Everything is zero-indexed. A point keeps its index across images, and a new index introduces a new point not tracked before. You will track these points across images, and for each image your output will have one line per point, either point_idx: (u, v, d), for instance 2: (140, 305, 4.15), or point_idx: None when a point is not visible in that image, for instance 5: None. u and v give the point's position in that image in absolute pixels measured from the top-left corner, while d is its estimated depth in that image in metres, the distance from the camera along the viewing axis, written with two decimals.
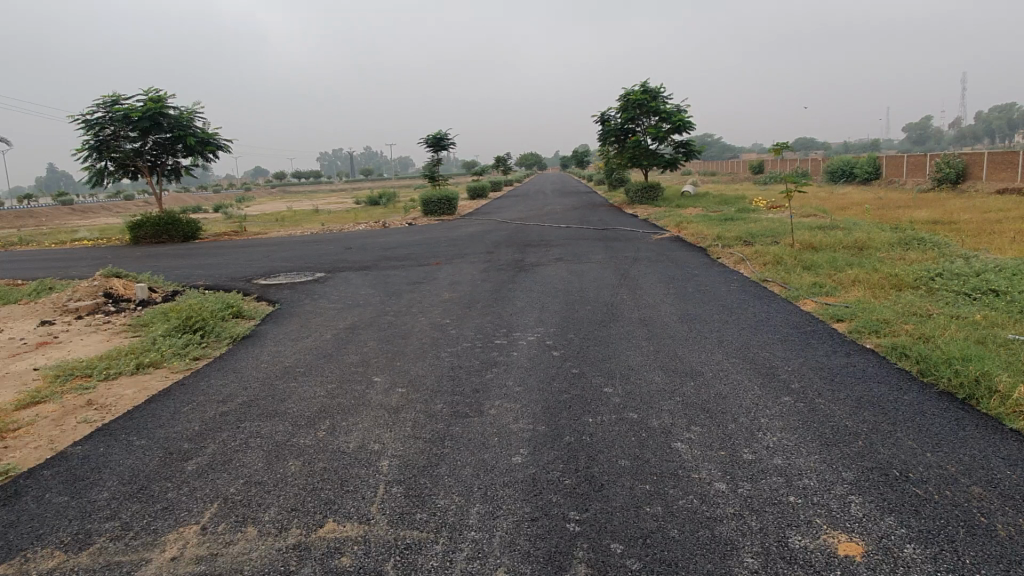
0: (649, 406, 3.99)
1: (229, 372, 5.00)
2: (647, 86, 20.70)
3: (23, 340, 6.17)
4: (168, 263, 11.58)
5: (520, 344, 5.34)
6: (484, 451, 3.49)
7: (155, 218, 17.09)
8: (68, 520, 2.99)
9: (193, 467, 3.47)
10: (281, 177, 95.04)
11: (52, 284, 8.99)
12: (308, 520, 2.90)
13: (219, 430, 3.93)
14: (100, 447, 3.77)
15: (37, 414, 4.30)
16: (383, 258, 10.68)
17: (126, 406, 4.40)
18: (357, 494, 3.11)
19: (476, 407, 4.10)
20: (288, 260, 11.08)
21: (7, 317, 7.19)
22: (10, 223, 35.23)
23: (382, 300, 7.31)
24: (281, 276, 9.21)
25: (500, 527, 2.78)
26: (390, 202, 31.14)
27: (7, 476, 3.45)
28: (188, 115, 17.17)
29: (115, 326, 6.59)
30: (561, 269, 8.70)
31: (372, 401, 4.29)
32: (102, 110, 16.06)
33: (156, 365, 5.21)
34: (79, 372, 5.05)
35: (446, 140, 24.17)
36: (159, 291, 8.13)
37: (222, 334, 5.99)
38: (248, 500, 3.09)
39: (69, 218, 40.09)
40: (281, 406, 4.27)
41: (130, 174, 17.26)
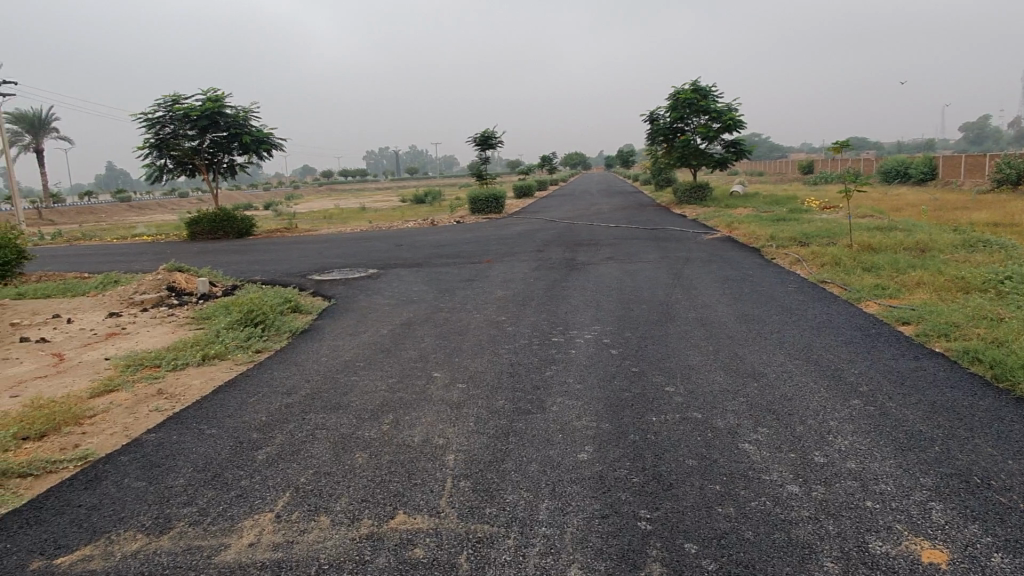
0: (714, 405, 3.94)
1: (291, 365, 5.10)
2: (698, 84, 20.45)
3: (93, 331, 6.39)
4: (225, 259, 11.84)
5: (577, 342, 5.32)
6: (550, 447, 3.49)
7: (211, 214, 17.51)
8: (148, 504, 3.08)
9: (264, 456, 3.54)
10: (327, 176, 96.12)
11: (117, 278, 9.28)
12: (379, 511, 2.93)
13: (286, 421, 4.01)
14: (173, 435, 3.88)
15: (112, 402, 4.44)
16: (434, 255, 10.77)
17: (196, 396, 4.52)
18: (426, 488, 3.13)
19: (538, 404, 4.10)
20: (340, 257, 11.24)
21: (77, 308, 7.44)
22: (73, 219, 36.57)
23: (436, 298, 7.34)
24: (335, 273, 9.36)
25: (571, 524, 2.77)
26: (435, 200, 31.42)
27: (87, 461, 3.57)
28: (244, 115, 17.49)
29: (178, 318, 6.77)
30: (613, 268, 8.63)
31: (434, 396, 4.33)
32: (163, 110, 16.57)
33: (220, 356, 5.34)
34: (148, 362, 5.19)
35: (492, 139, 24.26)
36: (218, 285, 8.31)
37: (282, 328, 6.10)
38: (320, 490, 3.14)
39: (126, 214, 41.33)
40: (344, 400, 4.33)
41: (188, 172, 17.76)
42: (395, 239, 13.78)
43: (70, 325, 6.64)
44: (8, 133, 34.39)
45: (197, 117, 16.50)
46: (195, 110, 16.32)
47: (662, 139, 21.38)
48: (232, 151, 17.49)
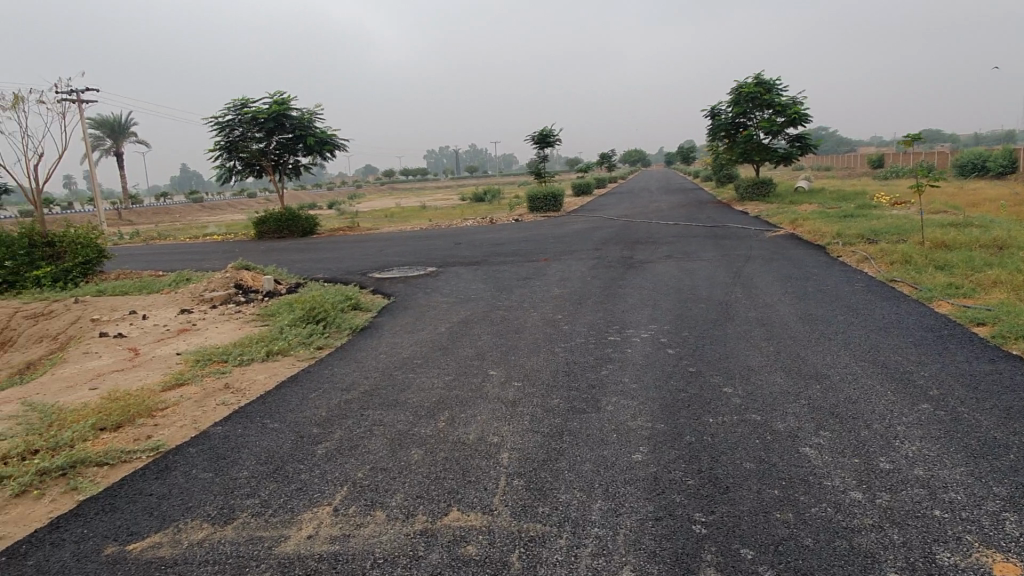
0: (774, 408, 3.85)
1: (351, 362, 5.22)
2: (761, 77, 19.96)
3: (166, 327, 6.67)
4: (290, 257, 12.20)
5: (634, 341, 5.27)
6: (604, 447, 3.47)
7: (278, 214, 18.04)
8: (213, 495, 3.19)
9: (323, 450, 3.64)
10: (389, 175, 97.72)
11: (189, 276, 9.65)
12: (433, 507, 2.97)
13: (344, 417, 4.10)
14: (238, 428, 4.02)
15: (182, 395, 4.63)
16: (492, 253, 10.82)
17: (260, 390, 4.67)
18: (479, 485, 3.15)
19: (592, 403, 4.08)
20: (400, 255, 11.41)
21: (151, 305, 7.78)
22: (150, 219, 38.18)
23: (494, 296, 7.39)
24: (395, 271, 9.52)
25: (624, 525, 2.75)
26: (495, 198, 31.56)
27: (158, 452, 3.74)
28: (309, 117, 17.93)
29: (245, 315, 7.00)
30: (672, 266, 8.51)
31: (489, 394, 4.35)
32: (232, 113, 17.16)
33: (284, 352, 5.50)
34: (216, 357, 5.39)
35: (551, 137, 24.22)
36: (283, 283, 8.55)
37: (343, 325, 6.24)
38: (376, 485, 3.20)
39: (198, 214, 42.92)
40: (401, 397, 4.40)
41: (256, 173, 18.33)
42: (454, 237, 13.92)
43: (145, 321, 6.95)
44: (92, 138, 36.14)
45: (265, 119, 17.02)
46: (262, 113, 16.84)
47: (723, 135, 20.96)
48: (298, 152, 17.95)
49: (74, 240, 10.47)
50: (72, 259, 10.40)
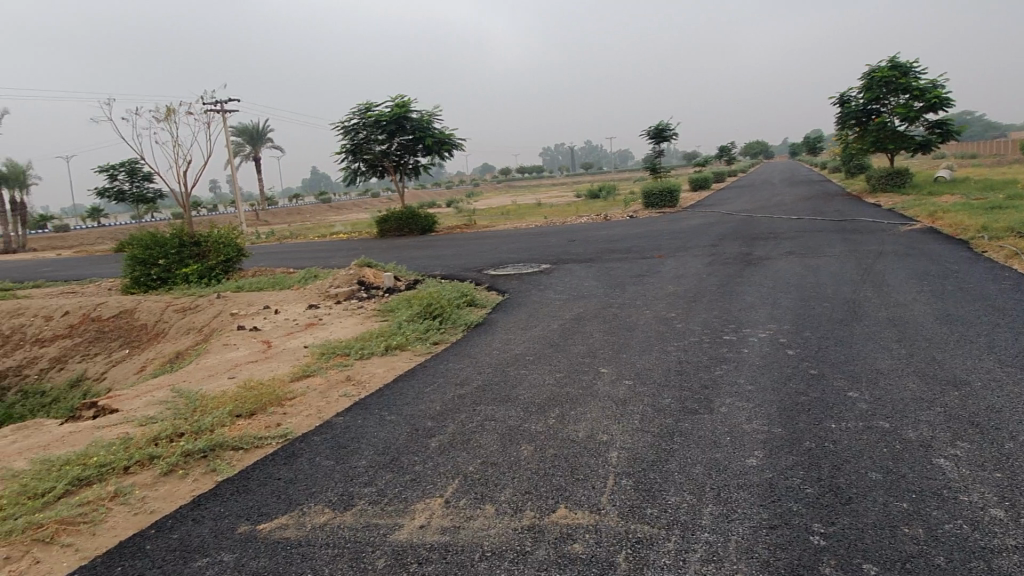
0: (904, 415, 3.60)
1: (465, 357, 5.35)
2: (896, 60, 18.66)
3: (296, 321, 7.09)
4: (409, 254, 12.63)
5: (751, 341, 5.09)
6: (717, 450, 3.37)
7: (400, 213, 18.71)
8: (335, 481, 3.37)
9: (437, 443, 3.75)
10: (506, 173, 99.06)
11: (317, 273, 10.20)
12: (541, 504, 3.00)
13: (458, 411, 4.21)
14: (358, 419, 4.22)
15: (309, 386, 4.92)
16: (606, 250, 10.74)
17: (379, 383, 4.88)
18: (587, 484, 3.15)
19: (706, 404, 3.97)
20: (514, 252, 11.54)
21: (283, 300, 8.30)
22: (284, 220, 40.67)
23: (607, 293, 7.34)
24: (509, 268, 9.65)
25: (736, 531, 2.67)
26: (610, 194, 31.27)
27: (286, 439, 3.99)
28: (429, 118, 18.45)
29: (367, 310, 7.33)
30: (795, 263, 8.12)
31: (599, 392, 4.33)
32: (357, 117, 17.99)
33: (402, 347, 5.72)
34: (339, 350, 5.68)
35: (668, 130, 23.69)
36: (402, 279, 8.87)
37: (458, 320, 6.40)
38: (486, 479, 3.27)
39: (327, 214, 45.25)
40: (512, 392, 4.47)
41: (378, 174, 19.11)
42: (568, 235, 13.92)
43: (277, 315, 7.42)
44: (234, 146, 38.90)
45: (387, 122, 17.71)
46: (385, 116, 17.55)
47: (854, 124, 19.75)
48: (418, 153, 18.54)
49: (217, 239, 11.31)
50: (215, 257, 11.24)
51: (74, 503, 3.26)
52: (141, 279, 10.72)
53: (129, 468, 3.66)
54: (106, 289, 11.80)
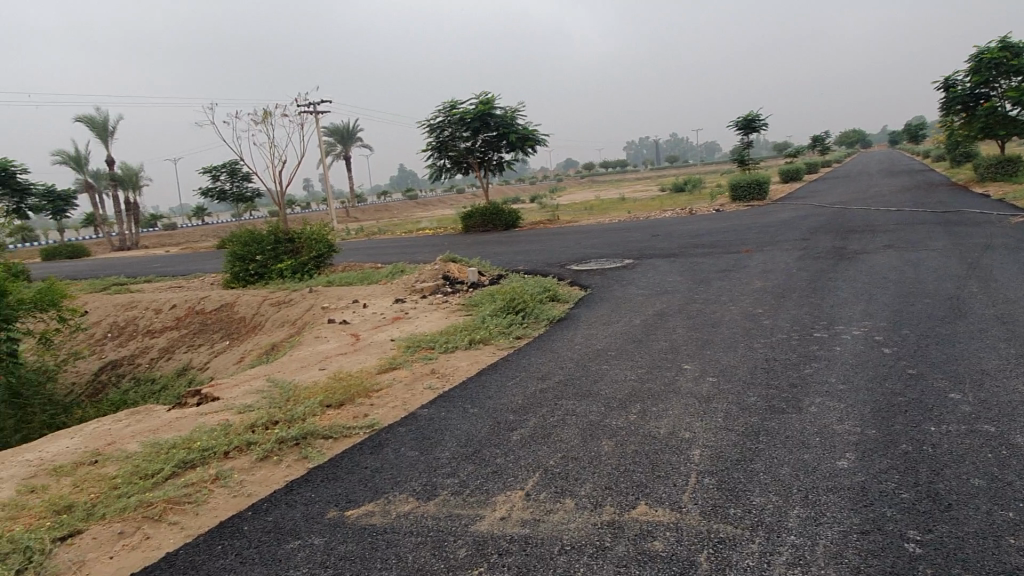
0: (1012, 419, 3.37)
1: (547, 352, 5.37)
2: (1008, 39, 17.42)
3: (383, 314, 7.30)
4: (492, 250, 12.76)
5: (843, 338, 4.89)
6: (805, 451, 3.26)
7: (484, 208, 18.92)
8: (419, 472, 3.47)
9: (518, 437, 3.80)
10: (591, 168, 98.43)
11: (404, 268, 10.46)
12: (621, 500, 2.99)
13: (539, 405, 4.24)
14: (442, 411, 4.31)
15: (395, 378, 5.06)
16: (691, 244, 10.53)
17: (463, 376, 4.97)
18: (669, 481, 3.12)
19: (794, 403, 3.85)
20: (597, 247, 11.48)
21: (371, 294, 8.56)
22: (373, 216, 41.88)
23: (691, 288, 7.20)
24: (592, 263, 9.60)
25: (825, 536, 2.58)
26: (696, 187, 30.59)
27: (373, 429, 4.12)
28: (513, 114, 18.43)
29: (452, 305, 7.47)
30: (892, 257, 7.74)
31: (682, 389, 4.27)
32: (442, 115, 18.32)
33: (485, 341, 5.80)
34: (425, 343, 5.82)
35: (757, 121, 22.94)
36: (486, 274, 8.98)
37: (540, 315, 6.43)
38: (567, 474, 3.28)
39: (414, 211, 46.25)
40: (593, 388, 4.46)
41: (463, 170, 19.38)
42: (653, 229, 13.72)
43: (366, 309, 7.65)
44: (326, 146, 40.33)
45: (471, 119, 17.93)
46: (469, 113, 17.80)
47: (961, 110, 18.58)
48: (501, 149, 18.68)
49: (310, 235, 11.75)
50: (308, 252, 11.68)
51: (179, 484, 3.48)
52: (241, 274, 11.29)
53: (228, 453, 3.88)
54: (209, 283, 12.48)
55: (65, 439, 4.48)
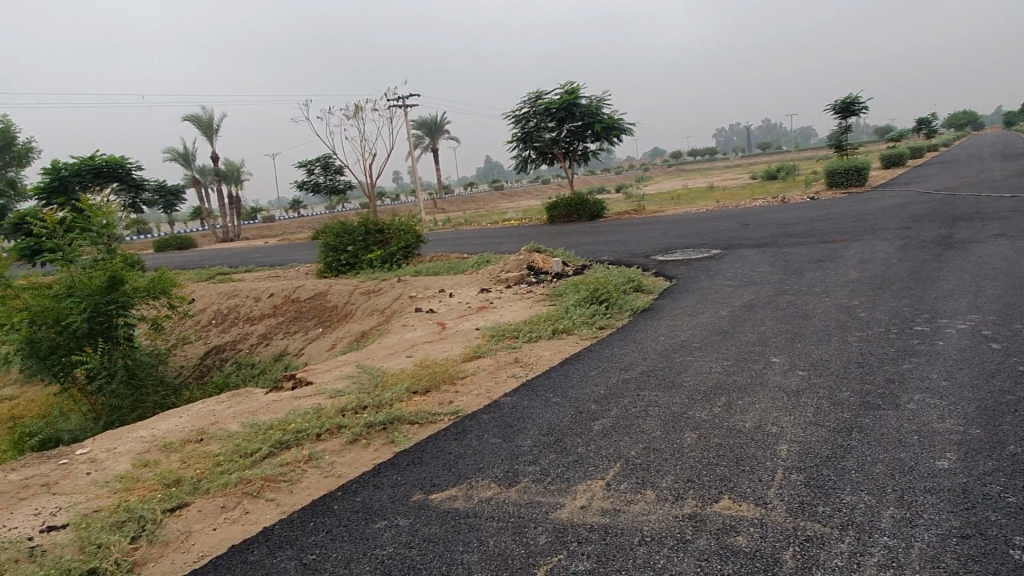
0: None
1: (630, 343, 5.33)
2: None
3: (468, 304, 7.42)
4: (577, 240, 12.72)
5: (946, 332, 4.63)
6: (901, 450, 3.12)
7: (569, 199, 18.87)
8: (501, 459, 3.52)
9: (600, 426, 3.79)
10: (679, 156, 96.35)
11: (489, 258, 10.57)
12: (703, 493, 2.94)
13: (621, 396, 4.22)
14: (524, 399, 4.36)
15: (479, 366, 5.15)
16: (782, 234, 10.17)
17: (546, 366, 5.00)
18: (754, 476, 3.05)
19: (891, 399, 3.68)
20: (683, 237, 11.25)
21: (456, 284, 8.71)
22: (459, 208, 42.46)
23: (781, 279, 6.96)
24: (678, 253, 9.43)
25: (920, 538, 2.46)
26: (789, 174, 29.45)
27: (457, 415, 4.21)
28: (599, 103, 18.30)
29: (536, 295, 7.50)
30: (1004, 246, 7.24)
31: (770, 382, 4.15)
32: (528, 106, 18.41)
33: (568, 331, 5.80)
34: (509, 333, 5.88)
35: (857, 104, 21.86)
36: (570, 265, 8.97)
37: (624, 306, 6.38)
38: (648, 465, 3.26)
39: (499, 202, 46.56)
40: (677, 379, 4.40)
41: (548, 161, 19.40)
42: (742, 218, 13.32)
43: (451, 298, 7.80)
44: (414, 138, 41.15)
45: (557, 110, 17.91)
46: (554, 103, 17.76)
47: None
48: (587, 138, 18.55)
49: (399, 227, 11.99)
50: (396, 244, 11.92)
51: (276, 463, 3.67)
52: (334, 264, 11.72)
53: (321, 435, 4.05)
54: (304, 273, 13.01)
55: (175, 418, 4.80)
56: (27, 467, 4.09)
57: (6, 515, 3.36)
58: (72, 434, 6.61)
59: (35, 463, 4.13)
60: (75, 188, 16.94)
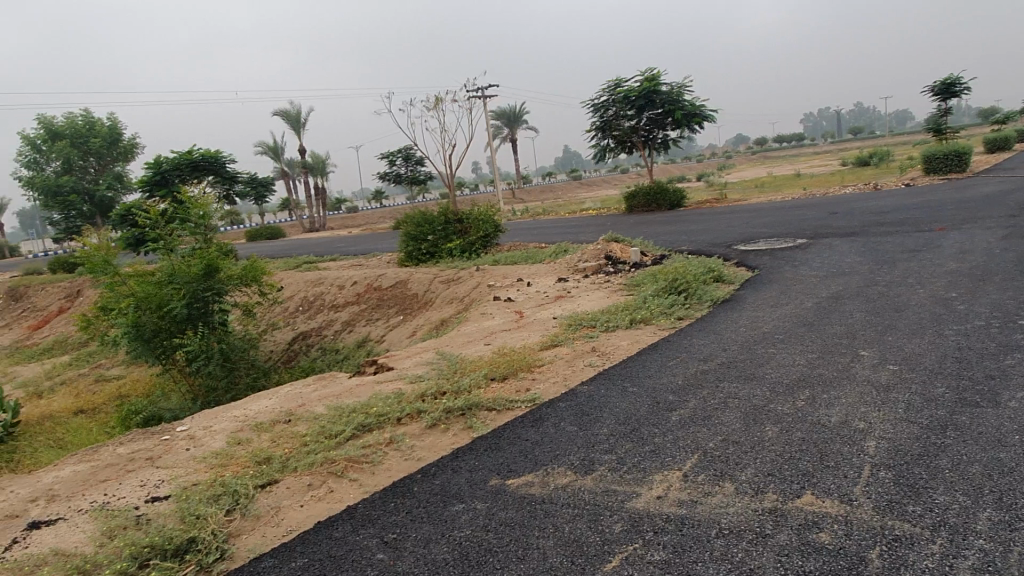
0: None
1: (710, 333, 5.23)
2: None
3: (546, 293, 7.45)
4: (656, 230, 12.53)
5: None
6: (1001, 449, 2.96)
7: (648, 188, 18.61)
8: (577, 447, 3.54)
9: (677, 417, 3.75)
10: (764, 143, 93.26)
11: (567, 247, 10.56)
12: (785, 487, 2.88)
13: (700, 387, 4.16)
14: (601, 389, 4.35)
15: (556, 355, 5.17)
16: (874, 223, 9.72)
17: (623, 355, 4.97)
18: (839, 472, 2.95)
19: (990, 396, 3.48)
20: (768, 226, 10.92)
21: (534, 273, 8.75)
22: (538, 197, 42.51)
23: (872, 269, 6.67)
24: (762, 243, 9.16)
25: (1020, 542, 2.34)
26: (883, 160, 28.08)
27: (534, 403, 4.25)
28: (680, 90, 17.94)
29: (614, 284, 7.46)
30: None
31: (858, 376, 4.00)
32: (607, 94, 18.25)
33: (646, 321, 5.75)
34: (586, 322, 5.87)
35: (959, 85, 20.61)
36: (649, 254, 8.86)
37: (704, 296, 6.26)
38: (727, 457, 3.21)
39: (578, 191, 46.34)
40: (758, 371, 4.30)
41: (628, 149, 19.19)
42: (831, 207, 12.80)
43: (529, 287, 7.85)
44: (493, 129, 41.43)
45: (637, 97, 17.68)
46: (634, 91, 17.52)
47: None
48: (667, 126, 18.21)
49: (478, 217, 12.06)
50: (476, 233, 12.00)
51: (359, 445, 3.80)
52: (415, 254, 11.99)
53: (402, 419, 4.17)
54: (386, 262, 13.34)
55: (265, 399, 5.04)
56: (133, 442, 4.39)
57: (116, 484, 3.61)
58: (173, 413, 7.06)
59: (141, 438, 4.43)
60: (175, 181, 17.94)
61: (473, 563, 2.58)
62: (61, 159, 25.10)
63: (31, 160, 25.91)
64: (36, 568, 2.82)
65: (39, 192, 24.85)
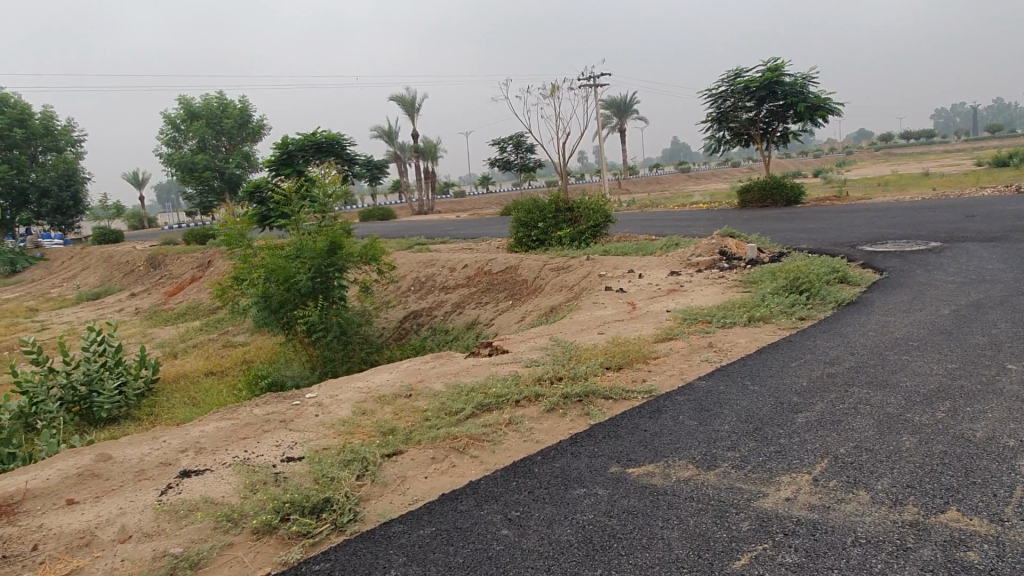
0: None
1: (836, 336, 5.03)
2: None
3: (658, 285, 7.36)
4: (773, 226, 12.10)
5: None
6: None
7: (764, 182, 17.98)
8: (698, 442, 3.49)
9: (804, 419, 3.64)
10: (888, 138, 88.06)
11: (678, 241, 10.39)
12: (926, 501, 2.74)
13: (827, 390, 4.01)
14: (720, 385, 4.27)
15: (671, 348, 5.11)
16: (1019, 228, 9.02)
17: (741, 353, 4.86)
18: (987, 489, 2.78)
19: None
20: (897, 227, 10.32)
21: (646, 265, 8.64)
22: (643, 189, 41.95)
23: (1016, 278, 6.22)
24: (890, 244, 8.69)
25: None
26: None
27: (650, 395, 4.22)
28: (805, 81, 17.16)
29: (729, 280, 7.27)
30: None
31: (1005, 390, 3.75)
32: (726, 84, 17.73)
33: (766, 319, 5.58)
34: (702, 317, 5.76)
35: None
36: (766, 252, 8.58)
37: (828, 297, 6.02)
38: (861, 465, 3.09)
39: (684, 183, 45.47)
40: (891, 378, 4.09)
41: (744, 141, 18.63)
42: (969, 209, 11.96)
43: (641, 279, 7.78)
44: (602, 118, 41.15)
45: (757, 88, 17.02)
46: (755, 81, 16.86)
47: None
48: (788, 118, 17.49)
49: (588, 206, 12.00)
50: (586, 222, 11.95)
51: (479, 423, 3.90)
52: (524, 240, 12.11)
53: (520, 401, 4.24)
54: (495, 247, 13.52)
55: (386, 373, 5.24)
56: (267, 404, 4.67)
57: (255, 443, 3.86)
58: (294, 381, 7.45)
59: (274, 401, 4.70)
60: (299, 161, 18.83)
61: (598, 547, 2.60)
62: (197, 137, 26.81)
63: (172, 138, 27.86)
64: (189, 513, 3.05)
65: (177, 168, 26.69)
